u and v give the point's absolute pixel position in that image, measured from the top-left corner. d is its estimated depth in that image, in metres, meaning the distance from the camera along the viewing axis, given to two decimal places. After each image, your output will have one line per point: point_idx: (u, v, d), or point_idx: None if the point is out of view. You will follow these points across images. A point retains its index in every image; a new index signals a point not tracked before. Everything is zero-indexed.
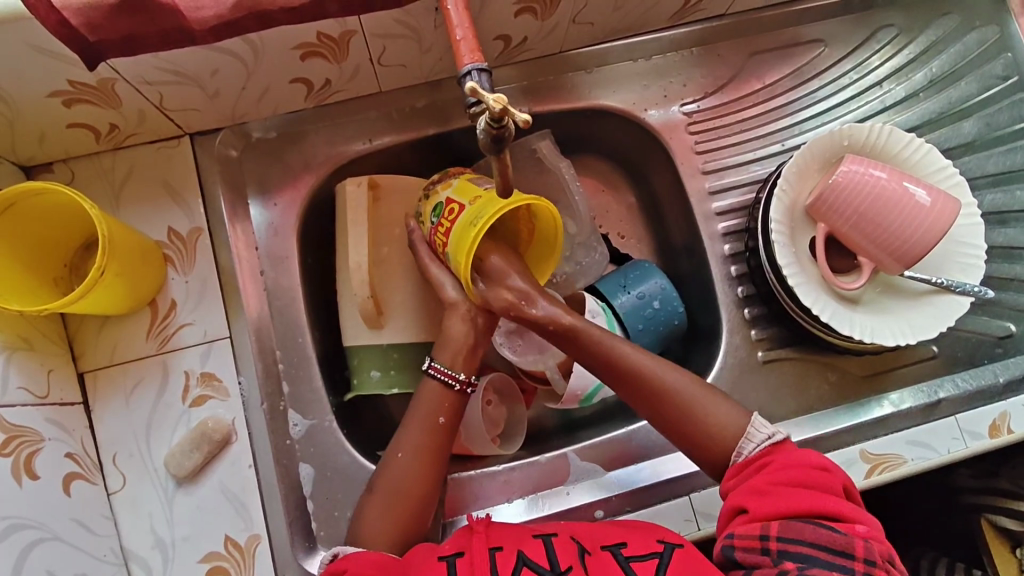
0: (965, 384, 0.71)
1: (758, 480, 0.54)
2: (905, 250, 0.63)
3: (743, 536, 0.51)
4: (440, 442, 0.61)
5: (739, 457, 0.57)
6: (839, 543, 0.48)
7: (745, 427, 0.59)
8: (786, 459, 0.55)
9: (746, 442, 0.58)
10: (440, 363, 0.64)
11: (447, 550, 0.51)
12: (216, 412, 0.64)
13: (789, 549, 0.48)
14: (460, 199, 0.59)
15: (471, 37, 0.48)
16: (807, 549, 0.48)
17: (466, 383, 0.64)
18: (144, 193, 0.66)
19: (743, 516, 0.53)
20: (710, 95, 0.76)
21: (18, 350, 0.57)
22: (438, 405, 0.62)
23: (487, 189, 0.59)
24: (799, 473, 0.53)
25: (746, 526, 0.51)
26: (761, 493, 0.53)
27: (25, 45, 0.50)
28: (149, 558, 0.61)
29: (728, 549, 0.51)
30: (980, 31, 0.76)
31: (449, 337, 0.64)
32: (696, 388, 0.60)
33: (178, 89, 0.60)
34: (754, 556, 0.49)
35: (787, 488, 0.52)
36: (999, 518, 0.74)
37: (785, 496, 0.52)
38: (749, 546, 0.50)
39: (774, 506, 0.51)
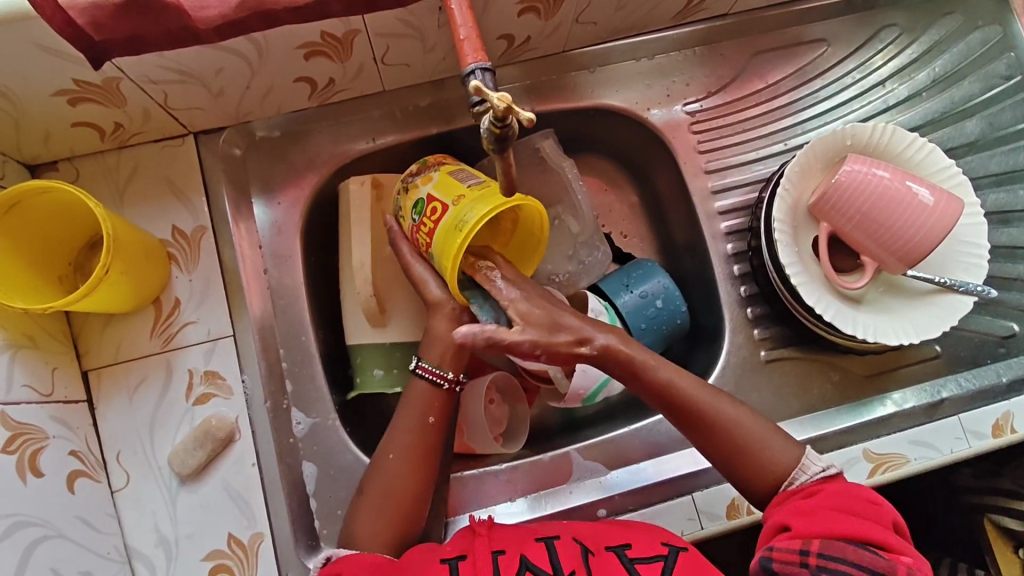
0: (968, 384, 0.71)
1: (803, 504, 0.53)
2: (909, 250, 0.63)
3: (782, 550, 0.49)
4: (431, 440, 0.61)
5: (789, 486, 0.57)
6: (881, 566, 0.47)
7: (798, 460, 0.58)
8: (838, 488, 0.54)
9: (800, 473, 0.57)
10: (427, 363, 0.63)
11: (450, 554, 0.52)
12: (220, 411, 0.64)
13: (830, 566, 0.47)
14: (443, 198, 0.59)
15: (475, 36, 0.49)
16: (848, 567, 0.47)
17: (455, 382, 0.63)
18: (148, 192, 0.66)
19: (785, 533, 0.51)
20: (712, 94, 0.77)
21: (22, 348, 0.57)
22: (427, 404, 0.62)
23: (470, 188, 0.58)
24: (848, 501, 0.52)
25: (786, 541, 0.50)
26: (807, 514, 0.52)
27: (30, 44, 0.51)
28: (152, 556, 0.61)
29: (766, 560, 0.50)
30: (983, 31, 0.76)
31: (435, 337, 0.63)
32: (726, 402, 0.60)
33: (183, 89, 0.60)
34: (792, 568, 0.48)
35: (833, 512, 0.51)
36: (1001, 518, 0.74)
37: (831, 518, 0.50)
38: (788, 560, 0.48)
39: (818, 525, 0.50)
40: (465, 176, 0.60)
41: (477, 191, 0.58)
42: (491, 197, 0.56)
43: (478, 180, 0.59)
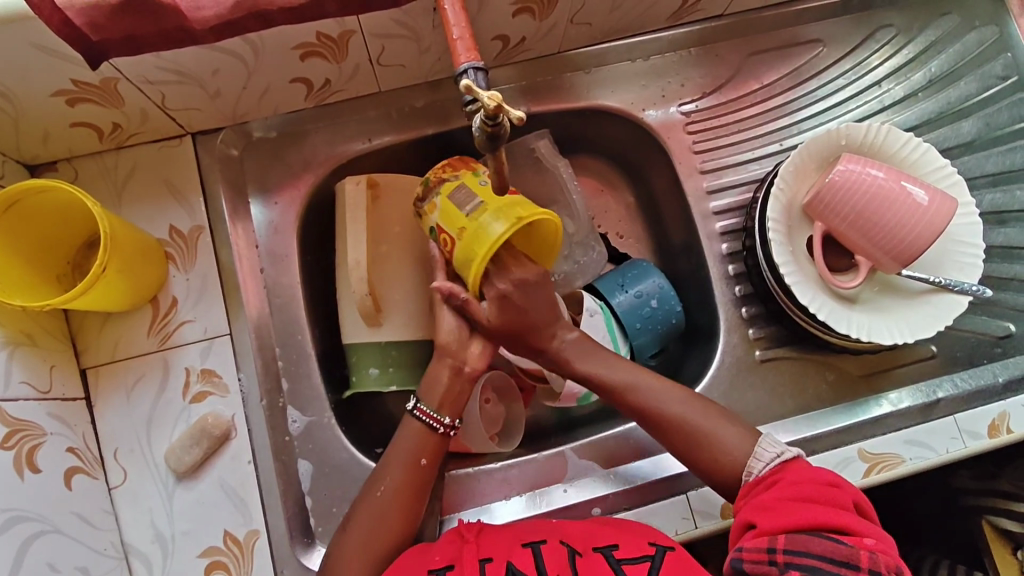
0: (964, 384, 0.71)
1: (764, 497, 0.53)
2: (902, 250, 0.63)
3: (752, 549, 0.49)
4: (421, 480, 0.60)
5: (749, 476, 0.56)
6: (843, 554, 0.46)
7: (751, 451, 0.57)
8: (796, 475, 0.53)
9: (754, 462, 0.57)
10: (425, 406, 0.62)
11: (438, 562, 0.51)
12: (216, 409, 0.64)
13: (796, 560, 0.46)
14: (449, 230, 0.61)
15: (468, 36, 0.49)
16: (814, 561, 0.46)
17: (450, 427, 0.63)
18: (146, 192, 0.67)
19: (751, 531, 0.51)
20: (708, 95, 0.77)
21: (20, 346, 0.58)
22: (420, 447, 0.61)
23: (470, 215, 0.59)
24: (807, 488, 0.51)
25: (753, 540, 0.49)
26: (769, 508, 0.51)
27: (28, 44, 0.51)
28: (148, 552, 0.62)
29: (736, 561, 0.49)
30: (979, 31, 0.76)
31: (435, 381, 0.63)
32: (685, 399, 0.61)
33: (180, 89, 0.61)
34: (761, 567, 0.47)
35: (793, 502, 0.50)
36: (1000, 519, 0.74)
37: (792, 510, 0.50)
38: (757, 560, 0.48)
39: (780, 520, 0.49)
40: (466, 198, 0.60)
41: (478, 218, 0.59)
42: (496, 227, 0.58)
43: (478, 201, 0.59)
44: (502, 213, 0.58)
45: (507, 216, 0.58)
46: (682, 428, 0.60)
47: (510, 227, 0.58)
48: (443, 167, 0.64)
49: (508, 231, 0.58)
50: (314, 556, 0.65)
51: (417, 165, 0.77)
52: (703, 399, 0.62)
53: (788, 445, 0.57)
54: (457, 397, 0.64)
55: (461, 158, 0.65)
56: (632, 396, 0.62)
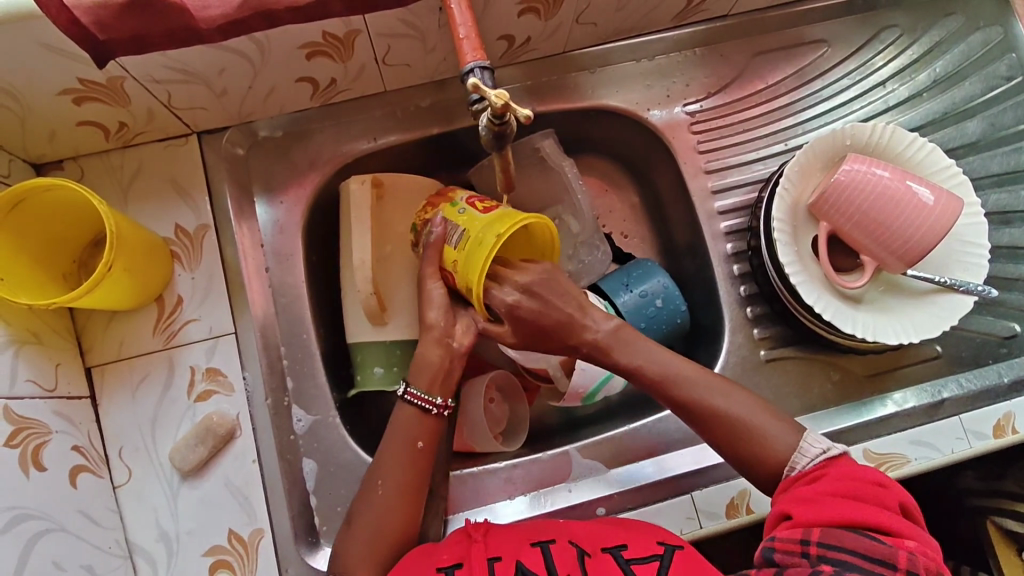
0: (969, 384, 0.71)
1: (805, 490, 0.52)
2: (908, 249, 0.63)
3: (785, 540, 0.49)
4: (423, 465, 0.60)
5: (790, 471, 0.55)
6: (880, 553, 0.45)
7: (795, 445, 0.56)
8: (841, 472, 0.52)
9: (799, 457, 0.55)
10: (416, 389, 0.62)
11: (446, 561, 0.51)
12: (221, 407, 0.64)
13: (830, 554, 0.46)
14: (445, 265, 0.62)
15: (474, 36, 0.50)
16: (848, 556, 0.46)
17: (444, 408, 0.62)
18: (151, 191, 0.67)
19: (787, 523, 0.51)
20: (713, 95, 0.77)
21: (26, 344, 0.58)
22: (416, 430, 0.61)
23: (455, 246, 0.60)
24: (849, 486, 0.51)
25: (788, 531, 0.49)
26: (809, 502, 0.51)
27: (35, 43, 0.51)
28: (153, 551, 0.62)
29: (769, 551, 0.49)
30: (984, 31, 0.76)
31: (424, 363, 0.62)
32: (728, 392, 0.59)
33: (186, 88, 0.61)
34: (792, 558, 0.47)
35: (834, 498, 0.50)
36: (1005, 521, 0.73)
37: (832, 506, 0.49)
38: (789, 550, 0.48)
39: (820, 513, 0.49)
40: (449, 230, 0.62)
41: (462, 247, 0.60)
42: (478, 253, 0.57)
43: (460, 231, 0.60)
44: (479, 239, 0.58)
45: (484, 240, 0.58)
46: (726, 421, 0.58)
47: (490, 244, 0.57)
48: (427, 208, 0.68)
49: (488, 257, 0.57)
50: (318, 555, 0.65)
51: (422, 164, 0.77)
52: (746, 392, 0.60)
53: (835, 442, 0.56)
54: (449, 374, 0.63)
55: (442, 191, 0.68)
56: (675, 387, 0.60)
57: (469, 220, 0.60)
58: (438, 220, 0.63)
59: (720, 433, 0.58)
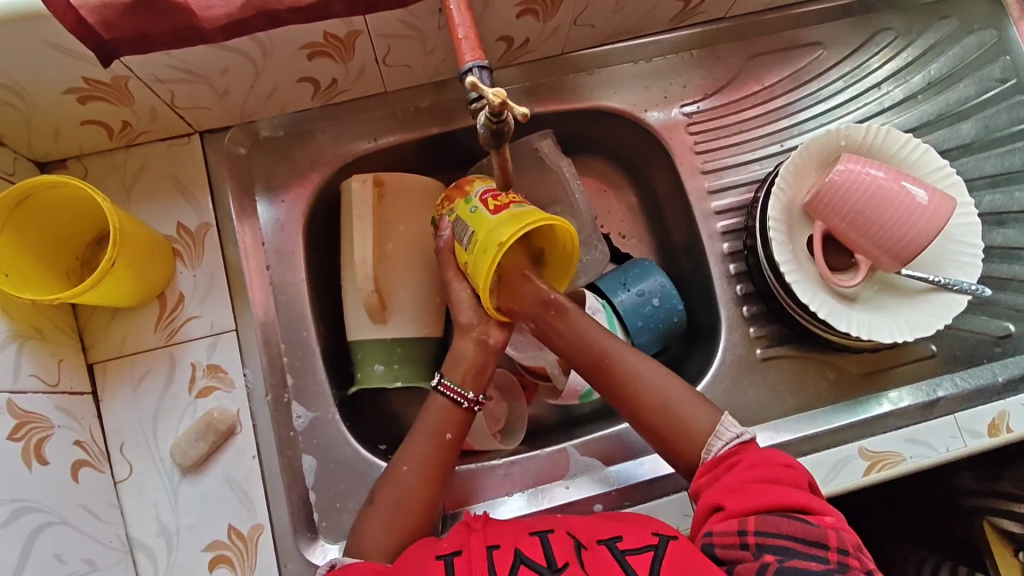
0: (963, 383, 0.72)
1: (725, 479, 0.54)
2: (900, 248, 0.63)
3: (723, 533, 0.50)
4: (448, 457, 0.62)
5: (707, 456, 0.57)
6: (813, 534, 0.48)
7: (714, 427, 0.58)
8: (753, 457, 0.55)
9: (715, 440, 0.57)
10: (448, 381, 0.63)
11: (446, 549, 0.52)
12: (222, 403, 0.65)
13: (767, 542, 0.48)
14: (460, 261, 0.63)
15: (473, 35, 0.51)
16: (785, 542, 0.48)
17: (474, 401, 0.64)
18: (154, 190, 0.68)
19: (719, 514, 0.52)
20: (710, 96, 0.78)
21: (29, 339, 0.58)
22: (446, 421, 0.63)
23: (467, 247, 0.60)
24: (767, 470, 0.53)
25: (723, 524, 0.51)
26: (733, 490, 0.53)
27: (41, 42, 0.52)
28: (154, 546, 0.62)
29: (709, 547, 0.51)
30: (978, 34, 0.77)
31: (459, 357, 0.64)
32: (659, 375, 0.61)
33: (190, 88, 0.62)
34: (734, 552, 0.49)
35: (757, 484, 0.52)
36: (1004, 522, 0.73)
37: (756, 492, 0.51)
38: (729, 543, 0.50)
39: (747, 501, 0.51)
40: (461, 230, 0.61)
41: (472, 250, 0.59)
42: (483, 259, 0.58)
43: (469, 233, 0.60)
44: (485, 243, 0.58)
45: (488, 246, 0.57)
46: (650, 395, 0.60)
47: (496, 253, 0.57)
48: (444, 201, 0.66)
49: (490, 266, 0.57)
50: (317, 551, 0.65)
51: (422, 164, 0.78)
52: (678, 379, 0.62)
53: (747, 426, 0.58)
54: (483, 369, 0.65)
55: (459, 182, 0.66)
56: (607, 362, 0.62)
57: (479, 220, 0.59)
58: (446, 225, 0.64)
59: (639, 407, 0.61)
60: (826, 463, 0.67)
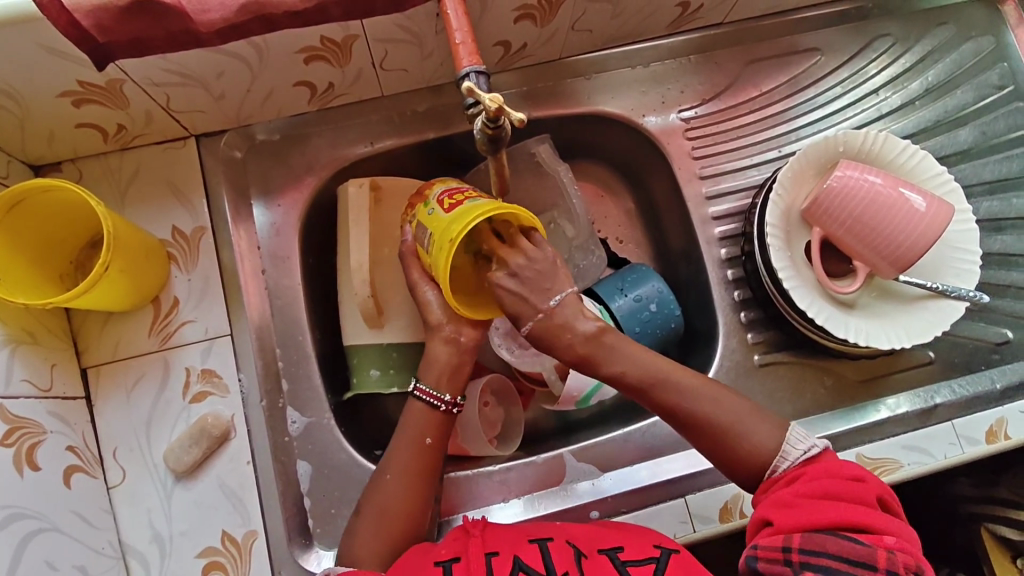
0: (961, 390, 0.71)
1: (784, 493, 0.53)
2: (899, 255, 0.63)
3: (767, 547, 0.49)
4: (431, 462, 0.61)
5: (773, 473, 0.55)
6: (862, 555, 0.46)
7: (780, 445, 0.56)
8: (819, 473, 0.53)
9: (781, 460, 0.55)
10: (425, 385, 0.63)
11: (444, 555, 0.52)
12: (216, 408, 0.64)
13: (812, 561, 0.47)
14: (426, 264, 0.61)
15: (469, 40, 0.51)
16: (830, 561, 0.46)
17: (453, 403, 0.63)
18: (149, 194, 0.67)
19: (767, 529, 0.51)
20: (707, 102, 0.78)
21: (21, 344, 0.58)
22: (425, 426, 0.62)
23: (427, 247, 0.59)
24: (830, 484, 0.51)
25: (769, 538, 0.50)
26: (790, 504, 0.51)
27: (35, 44, 0.52)
28: (147, 552, 0.62)
29: (751, 560, 0.50)
30: (976, 41, 0.77)
31: (432, 360, 0.63)
32: (717, 396, 0.58)
33: (185, 91, 0.61)
34: (776, 567, 0.48)
35: (816, 501, 0.50)
36: (999, 527, 0.74)
37: (812, 509, 0.50)
38: (771, 558, 0.48)
39: (798, 519, 0.50)
40: (422, 233, 0.60)
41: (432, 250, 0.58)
42: (439, 257, 0.56)
43: (428, 233, 0.59)
44: (441, 240, 0.56)
45: (443, 242, 0.55)
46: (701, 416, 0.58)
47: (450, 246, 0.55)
48: (409, 207, 0.65)
49: (444, 263, 0.55)
50: (312, 558, 0.65)
51: (418, 169, 0.78)
52: (738, 397, 0.59)
53: (815, 440, 0.56)
54: (458, 369, 0.64)
55: (422, 187, 0.65)
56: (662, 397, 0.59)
57: (435, 220, 0.58)
58: (408, 230, 0.64)
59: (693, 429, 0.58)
60: None
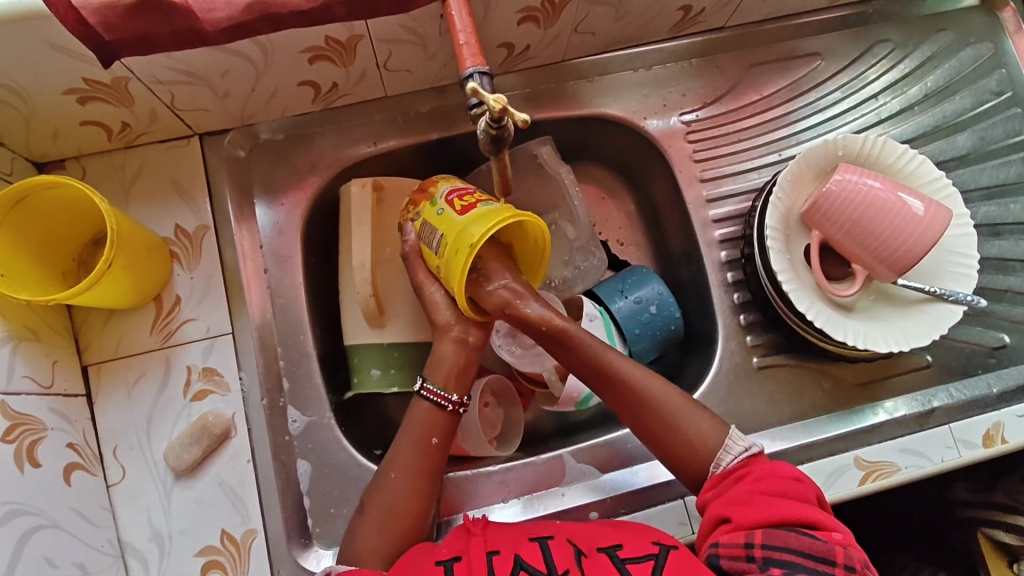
0: (959, 394, 0.72)
1: (735, 492, 0.54)
2: (897, 258, 0.63)
3: (728, 545, 0.50)
4: (435, 462, 0.61)
5: (716, 468, 0.57)
6: (818, 549, 0.48)
7: (723, 440, 0.58)
8: (763, 473, 0.54)
9: (725, 454, 0.57)
10: (432, 385, 0.63)
11: (445, 554, 0.52)
12: (217, 407, 0.64)
13: (774, 556, 0.48)
14: (432, 265, 0.62)
15: (474, 41, 0.51)
16: (791, 556, 0.48)
17: (459, 404, 0.63)
18: (152, 192, 0.67)
19: (725, 526, 0.52)
20: (709, 105, 0.78)
21: (24, 340, 0.58)
22: (429, 426, 0.62)
23: (439, 248, 0.60)
24: (778, 483, 0.53)
25: (729, 535, 0.51)
26: (742, 502, 0.53)
27: (42, 42, 0.52)
28: (146, 550, 0.62)
29: (714, 557, 0.50)
30: (974, 47, 0.78)
31: (440, 359, 0.64)
32: (662, 384, 0.61)
33: (189, 89, 0.62)
34: (739, 564, 0.49)
35: (765, 498, 0.52)
36: (997, 532, 0.74)
37: (765, 506, 0.51)
38: (734, 555, 0.49)
39: (755, 515, 0.51)
40: (430, 234, 0.61)
41: (445, 252, 0.59)
42: (456, 260, 0.57)
43: (439, 235, 0.60)
44: (458, 243, 0.57)
45: (460, 246, 0.57)
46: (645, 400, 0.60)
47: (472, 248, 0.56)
48: (410, 205, 0.66)
49: (461, 268, 0.56)
50: (311, 557, 0.65)
51: (420, 169, 0.78)
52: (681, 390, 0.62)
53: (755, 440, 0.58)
54: (466, 368, 0.64)
55: (422, 184, 0.65)
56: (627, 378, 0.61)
57: (447, 222, 0.59)
58: (411, 230, 0.65)
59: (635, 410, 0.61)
60: (821, 472, 0.67)
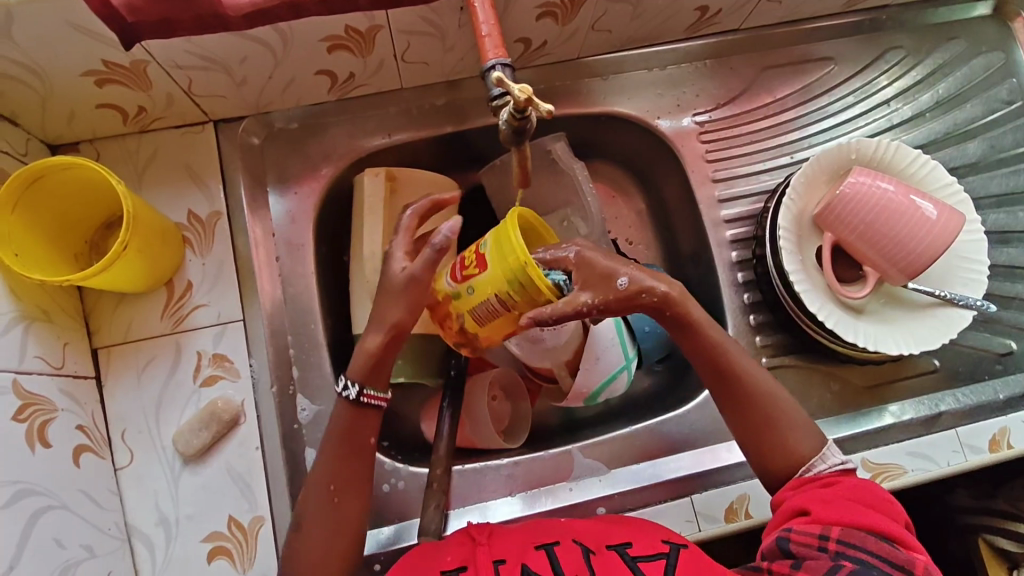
0: (965, 399, 0.72)
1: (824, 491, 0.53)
2: (909, 262, 0.64)
3: (801, 532, 0.50)
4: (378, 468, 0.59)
5: (807, 471, 0.56)
6: (898, 559, 0.47)
7: (818, 449, 0.57)
8: (859, 483, 0.53)
9: (818, 461, 0.57)
10: (371, 389, 0.59)
11: (450, 564, 0.51)
12: (226, 393, 0.64)
13: (848, 552, 0.47)
14: (512, 325, 0.55)
15: (496, 33, 0.52)
16: (867, 556, 0.47)
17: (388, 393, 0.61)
18: (166, 177, 0.67)
19: (803, 517, 0.51)
20: (721, 106, 0.78)
21: (36, 321, 0.57)
22: (369, 428, 0.59)
23: (506, 307, 0.53)
24: (869, 495, 0.52)
25: (805, 525, 0.50)
26: (829, 501, 0.52)
27: (65, 23, 0.52)
28: (153, 534, 0.61)
29: (783, 540, 0.50)
30: (986, 56, 0.79)
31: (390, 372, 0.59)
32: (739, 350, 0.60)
33: (208, 75, 0.62)
34: (809, 550, 0.48)
35: (856, 505, 0.51)
36: (996, 539, 0.74)
37: (850, 508, 0.50)
38: (805, 542, 0.49)
39: (837, 514, 0.50)
40: (488, 308, 0.54)
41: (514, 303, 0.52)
42: (533, 290, 0.51)
43: (495, 299, 0.53)
44: (516, 280, 0.50)
45: (520, 277, 0.50)
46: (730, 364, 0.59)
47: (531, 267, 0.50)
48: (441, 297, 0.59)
49: (539, 274, 0.50)
50: None
51: (433, 162, 0.78)
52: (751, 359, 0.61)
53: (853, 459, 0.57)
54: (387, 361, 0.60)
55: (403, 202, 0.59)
56: (748, 376, 0.59)
57: (488, 283, 0.52)
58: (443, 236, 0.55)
59: (718, 375, 0.59)
60: None
